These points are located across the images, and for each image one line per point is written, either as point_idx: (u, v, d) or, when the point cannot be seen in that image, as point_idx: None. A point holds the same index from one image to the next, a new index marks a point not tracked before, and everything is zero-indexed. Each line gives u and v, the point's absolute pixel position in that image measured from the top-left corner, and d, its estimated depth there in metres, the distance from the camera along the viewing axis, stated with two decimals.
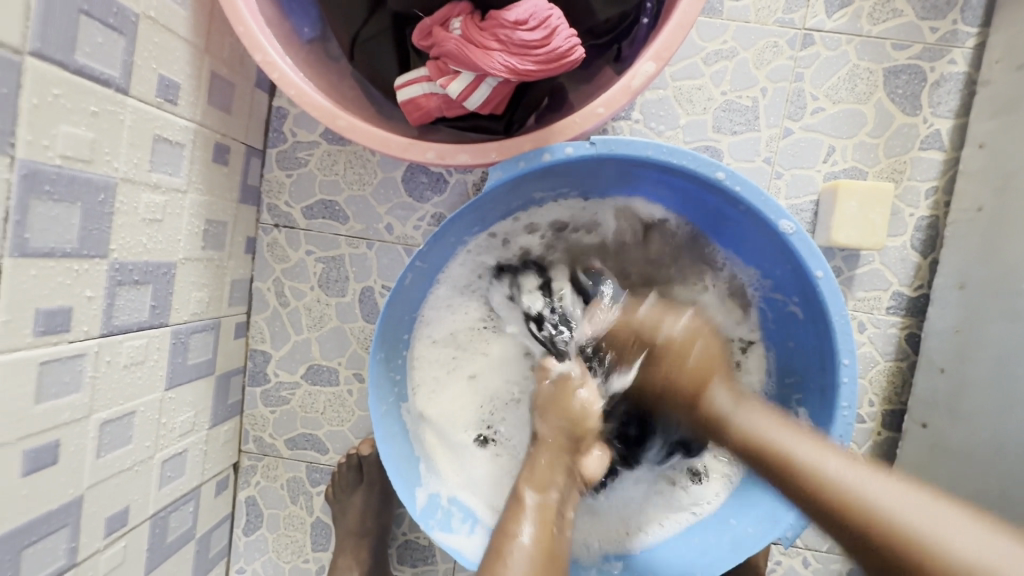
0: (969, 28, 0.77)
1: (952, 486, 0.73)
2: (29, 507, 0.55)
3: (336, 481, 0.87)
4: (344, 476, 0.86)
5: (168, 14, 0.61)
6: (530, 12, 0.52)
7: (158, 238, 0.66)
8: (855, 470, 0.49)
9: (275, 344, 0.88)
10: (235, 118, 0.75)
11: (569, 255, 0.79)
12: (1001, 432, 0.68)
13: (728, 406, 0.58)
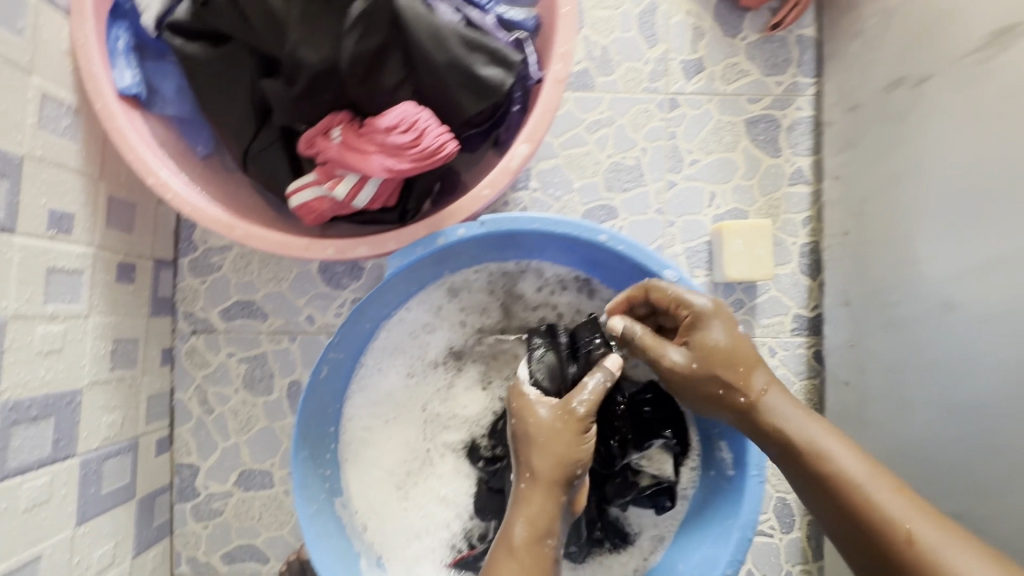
0: (808, 79, 0.87)
1: None
2: None
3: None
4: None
5: (57, 150, 0.63)
6: (399, 117, 0.57)
7: (58, 368, 0.64)
8: (914, 513, 0.51)
9: (203, 455, 0.85)
10: (140, 236, 0.76)
11: (495, 313, 0.81)
12: (906, 438, 0.72)
13: (789, 415, 0.58)
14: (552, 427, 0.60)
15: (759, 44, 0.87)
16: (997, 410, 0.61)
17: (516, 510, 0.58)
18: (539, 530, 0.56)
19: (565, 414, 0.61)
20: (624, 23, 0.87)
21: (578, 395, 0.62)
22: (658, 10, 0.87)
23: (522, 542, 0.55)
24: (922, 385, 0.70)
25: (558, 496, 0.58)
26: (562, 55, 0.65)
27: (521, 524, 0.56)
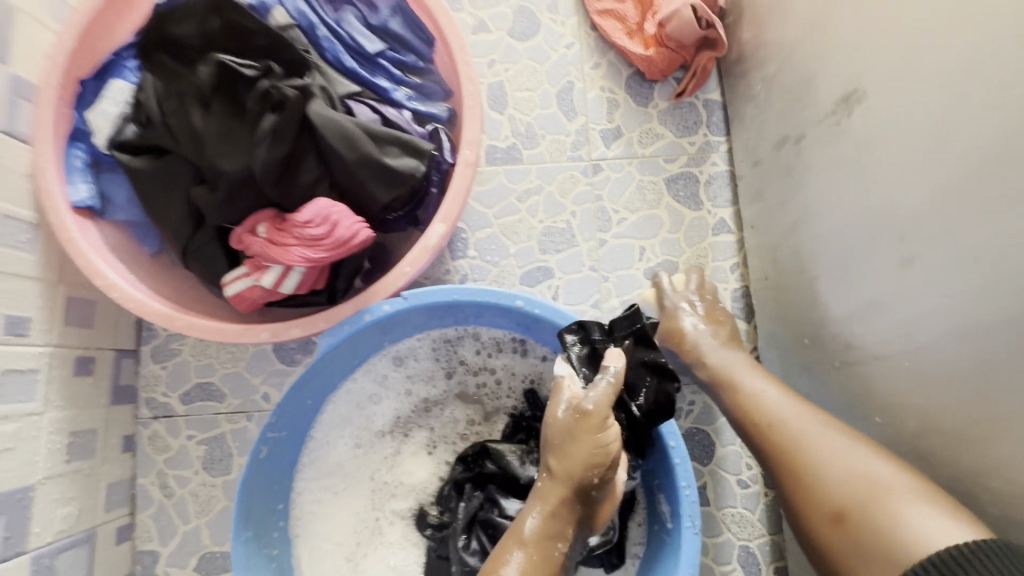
0: (719, 138, 0.94)
1: None
2: None
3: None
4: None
5: (15, 261, 0.69)
6: (315, 211, 0.64)
7: (9, 466, 0.68)
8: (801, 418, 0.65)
9: (164, 540, 0.87)
10: (100, 330, 0.82)
11: (439, 380, 0.83)
12: None
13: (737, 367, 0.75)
14: (570, 428, 0.62)
15: (670, 110, 0.95)
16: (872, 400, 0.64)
17: (533, 502, 0.62)
18: (549, 525, 0.61)
19: (578, 415, 0.63)
20: (545, 101, 0.95)
21: (589, 395, 0.64)
22: (574, 88, 0.95)
23: (530, 534, 0.60)
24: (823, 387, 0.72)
25: (569, 494, 0.61)
26: (468, 140, 0.71)
27: (531, 518, 0.61)
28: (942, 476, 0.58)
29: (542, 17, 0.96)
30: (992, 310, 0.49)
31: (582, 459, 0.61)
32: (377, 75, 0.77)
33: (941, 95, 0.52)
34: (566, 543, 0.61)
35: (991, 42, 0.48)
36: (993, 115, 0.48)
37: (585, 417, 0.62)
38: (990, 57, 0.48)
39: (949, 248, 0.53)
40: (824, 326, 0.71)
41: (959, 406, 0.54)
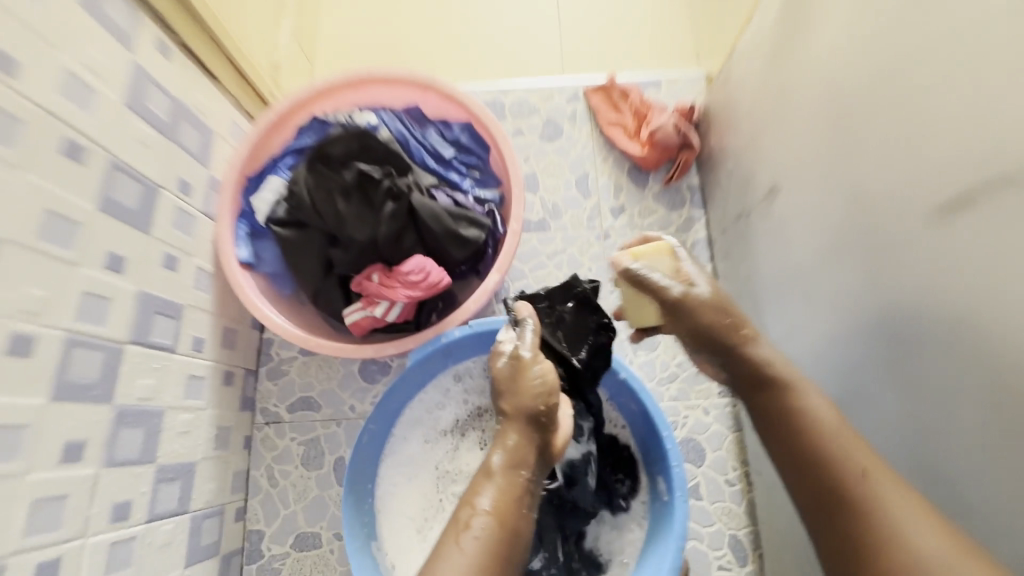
0: (699, 213, 1.24)
1: (778, 512, 0.99)
2: None
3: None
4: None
5: (200, 298, 0.99)
6: (416, 265, 0.93)
7: (186, 445, 0.94)
8: (882, 485, 0.61)
9: (269, 521, 1.11)
10: (238, 352, 1.11)
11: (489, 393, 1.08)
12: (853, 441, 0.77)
13: (826, 421, 0.67)
14: (512, 373, 0.80)
15: (661, 192, 1.26)
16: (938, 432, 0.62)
17: (496, 444, 0.75)
18: (512, 456, 0.73)
19: (516, 362, 0.81)
20: (566, 186, 1.27)
21: (522, 345, 0.84)
22: (589, 176, 1.28)
23: (497, 465, 0.72)
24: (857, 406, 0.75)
25: (523, 428, 0.76)
26: (515, 217, 1.02)
27: (498, 455, 0.73)
28: (984, 515, 0.58)
29: (565, 127, 1.31)
30: (990, 331, 0.54)
31: (524, 394, 0.78)
32: (452, 173, 1.09)
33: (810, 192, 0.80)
34: (529, 470, 0.73)
35: (821, 164, 0.77)
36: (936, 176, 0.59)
37: (522, 362, 0.81)
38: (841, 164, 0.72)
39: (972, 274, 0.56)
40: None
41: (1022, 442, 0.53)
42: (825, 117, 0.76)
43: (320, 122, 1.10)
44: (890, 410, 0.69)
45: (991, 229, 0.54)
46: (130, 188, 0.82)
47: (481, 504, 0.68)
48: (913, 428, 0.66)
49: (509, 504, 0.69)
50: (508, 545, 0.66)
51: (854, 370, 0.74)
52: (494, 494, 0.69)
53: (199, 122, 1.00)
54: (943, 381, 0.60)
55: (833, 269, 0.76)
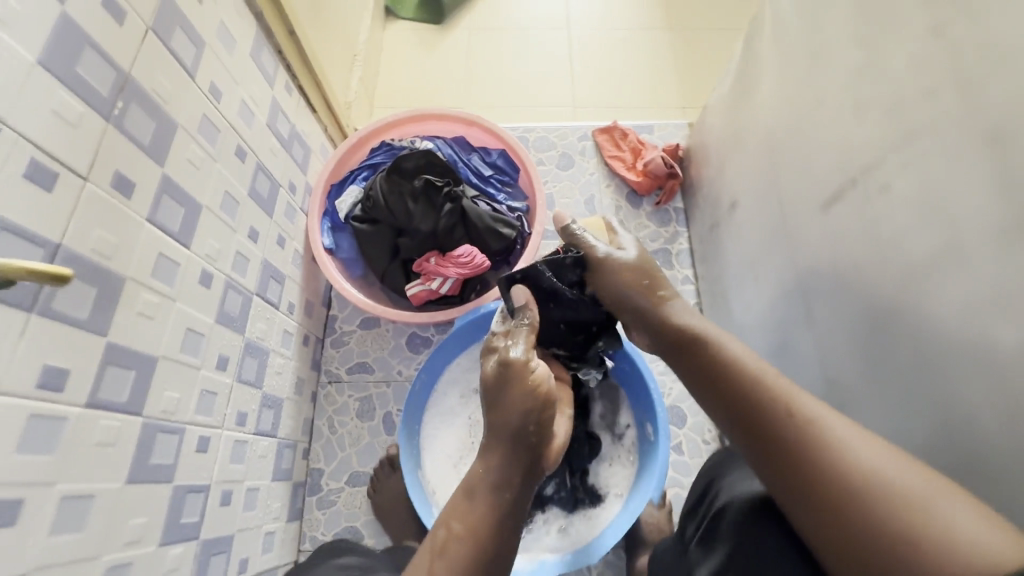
0: (683, 229, 1.55)
1: None
2: (222, 527, 0.97)
3: (316, 550, 0.98)
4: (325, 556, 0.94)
5: (295, 273, 1.28)
6: (464, 250, 1.25)
7: (278, 383, 1.20)
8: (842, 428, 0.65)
9: (328, 461, 1.35)
10: (313, 322, 1.39)
11: None
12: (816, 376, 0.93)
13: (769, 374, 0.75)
14: (498, 378, 0.79)
15: (652, 211, 1.58)
16: (890, 342, 0.75)
17: (479, 457, 0.76)
18: (493, 474, 0.73)
19: (505, 365, 0.80)
20: (576, 205, 1.59)
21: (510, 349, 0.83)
22: (595, 197, 1.60)
23: (475, 482, 0.73)
24: (814, 335, 0.92)
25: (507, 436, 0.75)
26: (539, 221, 1.33)
27: (480, 466, 0.75)
28: (931, 390, 0.69)
29: (576, 158, 1.64)
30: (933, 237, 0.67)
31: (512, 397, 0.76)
32: (489, 188, 1.41)
33: (754, 202, 1.11)
34: (512, 491, 0.72)
35: (759, 180, 1.08)
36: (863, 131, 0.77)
37: (510, 367, 0.79)
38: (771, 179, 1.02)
39: (909, 189, 0.70)
40: (732, 326, 1.25)
41: (954, 317, 0.65)
42: (760, 148, 1.07)
43: (388, 146, 1.43)
44: (856, 319, 0.81)
45: (914, 157, 0.69)
46: (263, 182, 1.13)
47: (454, 527, 0.70)
48: (879, 329, 0.77)
49: (481, 526, 0.70)
50: (479, 565, 0.68)
51: (782, 322, 1.02)
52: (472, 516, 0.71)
53: (303, 141, 1.32)
54: (831, 317, 0.87)
55: (768, 253, 1.04)
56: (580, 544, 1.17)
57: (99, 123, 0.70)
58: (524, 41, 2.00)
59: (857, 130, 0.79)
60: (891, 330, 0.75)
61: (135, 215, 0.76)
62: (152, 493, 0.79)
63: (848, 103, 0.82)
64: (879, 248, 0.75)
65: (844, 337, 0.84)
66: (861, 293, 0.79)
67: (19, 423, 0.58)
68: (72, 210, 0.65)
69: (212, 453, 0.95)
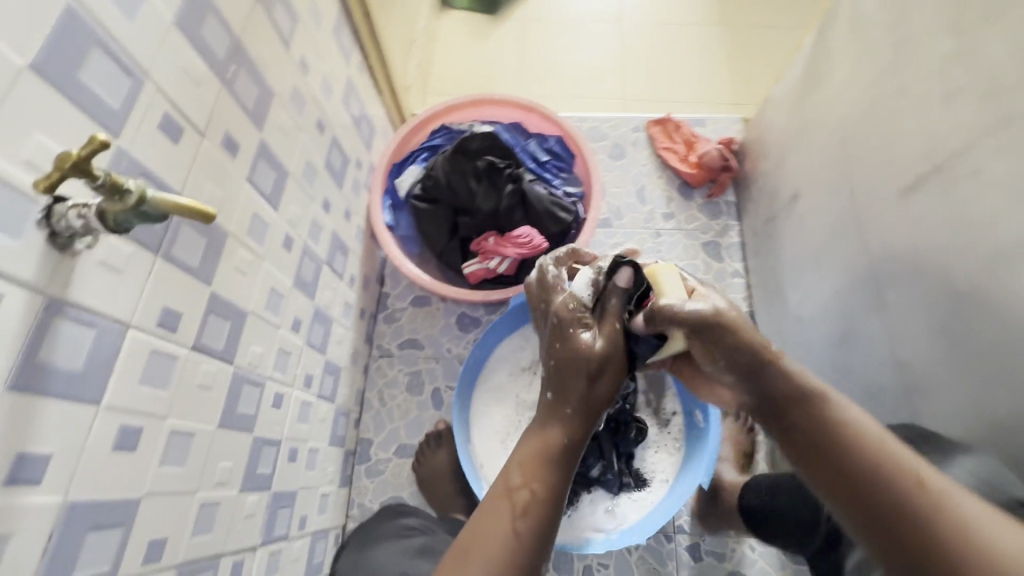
0: (734, 223, 1.56)
1: None
2: (288, 481, 1.02)
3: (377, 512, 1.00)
4: (383, 519, 0.98)
5: (356, 247, 1.32)
6: (524, 231, 1.27)
7: (338, 352, 1.24)
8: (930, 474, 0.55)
9: (377, 432, 1.39)
10: (369, 296, 1.43)
11: None
12: (881, 365, 0.94)
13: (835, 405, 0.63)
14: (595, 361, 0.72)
15: (703, 204, 1.58)
16: (970, 327, 0.76)
17: (551, 421, 0.70)
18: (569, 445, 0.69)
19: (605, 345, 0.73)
20: (627, 195, 1.60)
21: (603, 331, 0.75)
22: (646, 188, 1.61)
23: (547, 448, 0.68)
24: (883, 323, 0.93)
25: (594, 411, 0.71)
26: (595, 206, 1.34)
27: (557, 431, 0.69)
28: (1012, 373, 0.70)
29: (628, 149, 1.65)
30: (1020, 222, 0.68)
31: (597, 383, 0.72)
32: (546, 173, 1.44)
33: (819, 194, 1.11)
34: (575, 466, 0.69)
35: (828, 171, 1.08)
36: (960, 117, 0.77)
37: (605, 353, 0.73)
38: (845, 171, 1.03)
39: (1002, 175, 0.71)
40: (788, 319, 1.25)
41: None
42: (831, 140, 1.07)
43: (448, 129, 1.46)
44: (933, 306, 0.81)
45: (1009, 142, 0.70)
46: (336, 156, 1.17)
47: (538, 489, 0.64)
48: (957, 315, 0.77)
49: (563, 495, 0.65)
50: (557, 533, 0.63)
51: (849, 313, 1.02)
52: (547, 486, 0.65)
53: (370, 121, 1.36)
54: (904, 307, 0.87)
55: (837, 245, 1.05)
56: (625, 525, 1.18)
57: (216, 85, 0.74)
58: (577, 33, 2.01)
59: (947, 119, 0.79)
60: (970, 315, 0.75)
61: (238, 175, 0.80)
62: (237, 441, 0.84)
63: (936, 92, 0.81)
64: (964, 234, 0.76)
65: (919, 327, 0.84)
66: (941, 283, 0.80)
67: (143, 357, 0.63)
68: (192, 164, 0.69)
69: (283, 410, 0.99)
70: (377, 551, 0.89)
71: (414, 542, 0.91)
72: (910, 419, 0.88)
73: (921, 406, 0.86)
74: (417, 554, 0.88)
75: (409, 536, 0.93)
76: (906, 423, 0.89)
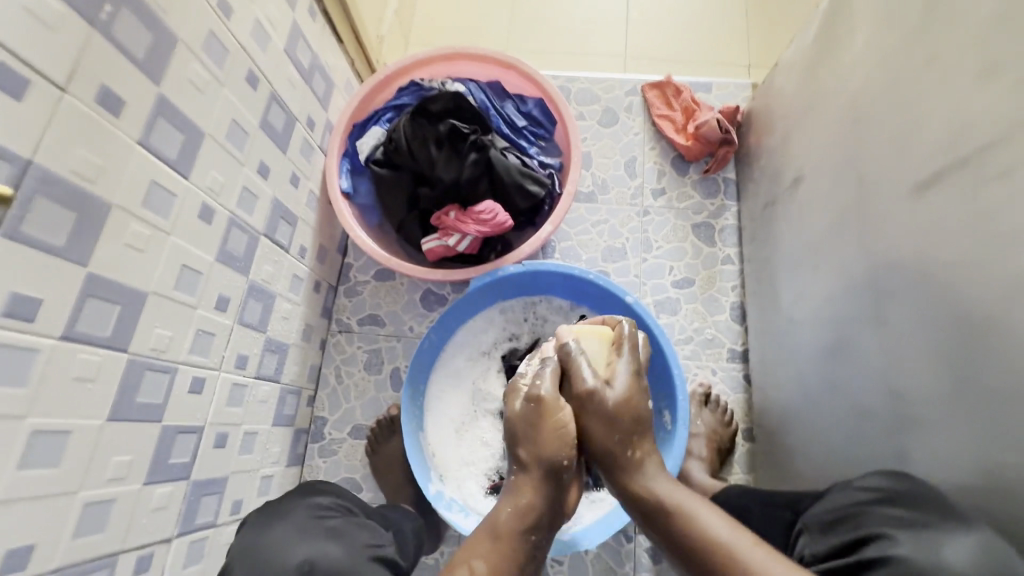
0: (731, 204, 1.41)
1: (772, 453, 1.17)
2: (216, 467, 0.96)
3: (296, 487, 0.93)
4: (295, 497, 0.89)
5: (308, 215, 1.21)
6: (487, 206, 1.15)
7: (284, 329, 1.16)
8: None
9: (332, 411, 1.33)
10: (327, 268, 1.33)
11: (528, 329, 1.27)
12: (872, 386, 0.83)
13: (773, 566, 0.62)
14: (527, 422, 0.78)
15: (699, 181, 1.43)
16: (985, 364, 0.64)
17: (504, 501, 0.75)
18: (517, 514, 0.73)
19: (535, 404, 0.79)
20: (616, 167, 1.45)
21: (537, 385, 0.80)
22: (637, 160, 1.45)
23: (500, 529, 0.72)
24: (879, 339, 0.82)
25: (541, 495, 0.75)
26: (572, 180, 1.21)
27: (505, 510, 0.74)
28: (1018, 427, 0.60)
29: (621, 116, 1.49)
30: None
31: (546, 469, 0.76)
32: (521, 141, 1.30)
33: (824, 179, 0.97)
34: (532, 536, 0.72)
35: (837, 155, 0.93)
36: (1010, 109, 0.62)
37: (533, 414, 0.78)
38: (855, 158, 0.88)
39: None
40: (781, 318, 1.14)
41: None
42: (843, 118, 0.92)
43: (417, 86, 1.31)
44: (945, 333, 0.70)
45: None
46: (278, 114, 1.05)
47: (477, 569, 0.67)
48: (972, 349, 0.66)
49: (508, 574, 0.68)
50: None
51: (843, 321, 0.90)
52: None
53: (326, 74, 1.22)
54: (909, 325, 0.76)
55: (838, 240, 0.92)
56: (580, 527, 1.11)
57: (83, 28, 0.62)
58: None
59: (990, 104, 0.65)
60: (990, 350, 0.64)
61: (125, 137, 0.69)
62: (140, 432, 0.77)
63: (979, 70, 0.67)
64: (992, 255, 0.64)
65: (923, 350, 0.73)
66: (958, 305, 0.68)
67: None
68: (48, 125, 0.59)
69: (208, 394, 0.92)
70: (278, 532, 0.80)
71: (327, 522, 0.84)
72: (897, 452, 0.78)
73: (909, 438, 0.76)
74: (326, 536, 0.81)
75: (323, 519, 0.84)
76: (894, 453, 0.79)
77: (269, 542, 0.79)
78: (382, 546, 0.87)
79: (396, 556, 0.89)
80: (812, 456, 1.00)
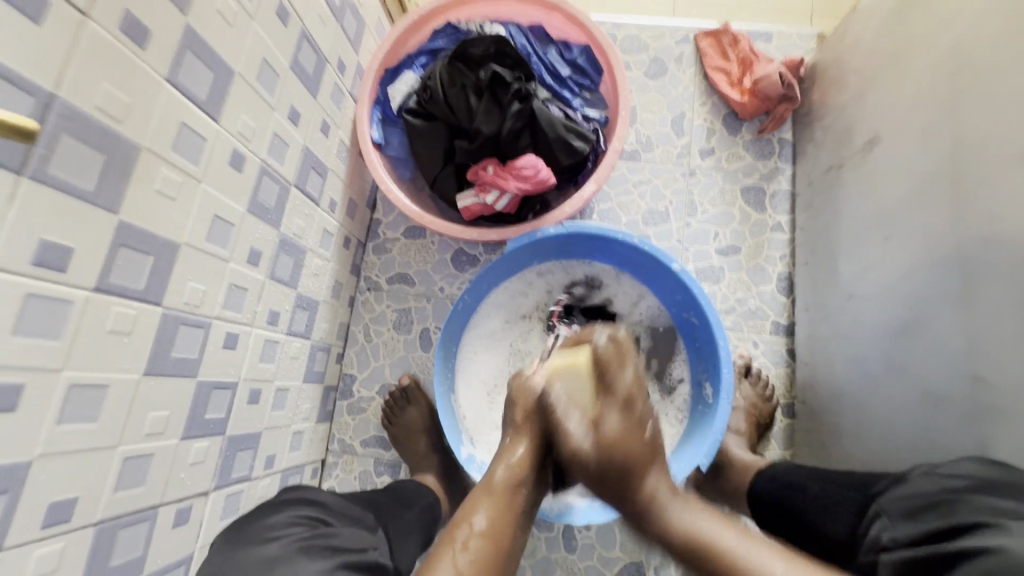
0: (785, 167, 1.31)
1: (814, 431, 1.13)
2: (251, 423, 0.95)
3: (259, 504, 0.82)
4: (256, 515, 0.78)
5: (338, 167, 1.16)
6: (528, 161, 1.08)
7: (314, 285, 1.13)
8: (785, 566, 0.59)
9: (361, 368, 1.31)
10: (356, 223, 1.29)
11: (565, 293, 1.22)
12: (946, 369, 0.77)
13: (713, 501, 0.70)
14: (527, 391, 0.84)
15: (752, 141, 1.33)
16: None
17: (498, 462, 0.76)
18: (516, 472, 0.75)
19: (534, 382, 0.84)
20: (663, 123, 1.35)
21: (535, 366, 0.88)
22: (685, 116, 1.35)
23: (496, 485, 0.73)
24: (963, 320, 0.75)
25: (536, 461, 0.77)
26: (619, 136, 1.12)
27: (499, 470, 0.75)
28: None
29: (670, 66, 1.38)
30: None
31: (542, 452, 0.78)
32: (564, 91, 1.20)
33: (908, 142, 0.88)
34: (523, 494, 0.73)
35: (926, 115, 0.84)
36: None
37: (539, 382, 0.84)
38: (952, 118, 0.79)
39: None
40: (839, 293, 1.07)
41: None
42: (938, 73, 0.82)
43: (453, 29, 1.21)
44: None
45: None
46: (309, 56, 0.97)
47: (476, 523, 0.68)
48: None
49: (501, 532, 0.68)
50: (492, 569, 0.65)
51: (918, 299, 0.84)
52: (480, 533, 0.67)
53: (357, 13, 1.13)
54: (1007, 308, 0.69)
55: (920, 210, 0.84)
56: None
57: None
58: None
59: None
60: None
61: (152, 73, 0.63)
62: (176, 387, 0.75)
63: None
64: None
65: (1018, 336, 0.67)
66: None
67: (12, 301, 0.52)
68: (68, 54, 0.53)
69: (241, 350, 0.89)
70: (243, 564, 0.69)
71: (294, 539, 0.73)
72: (974, 440, 0.73)
73: (989, 428, 0.71)
74: (298, 550, 0.71)
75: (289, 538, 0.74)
76: (968, 442, 0.73)
77: (243, 554, 0.70)
78: (359, 550, 0.78)
79: (381, 558, 0.81)
80: (865, 437, 0.96)
